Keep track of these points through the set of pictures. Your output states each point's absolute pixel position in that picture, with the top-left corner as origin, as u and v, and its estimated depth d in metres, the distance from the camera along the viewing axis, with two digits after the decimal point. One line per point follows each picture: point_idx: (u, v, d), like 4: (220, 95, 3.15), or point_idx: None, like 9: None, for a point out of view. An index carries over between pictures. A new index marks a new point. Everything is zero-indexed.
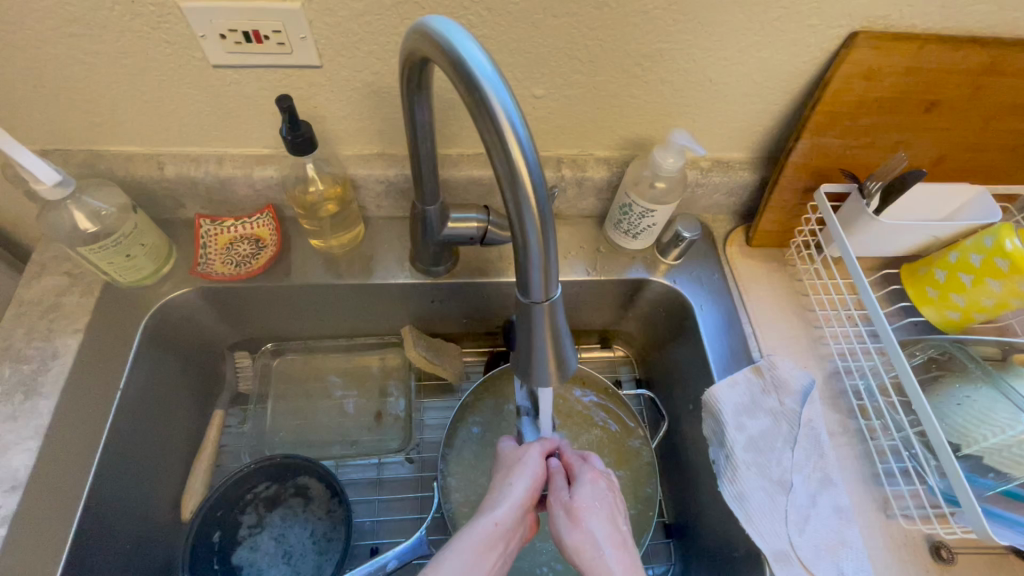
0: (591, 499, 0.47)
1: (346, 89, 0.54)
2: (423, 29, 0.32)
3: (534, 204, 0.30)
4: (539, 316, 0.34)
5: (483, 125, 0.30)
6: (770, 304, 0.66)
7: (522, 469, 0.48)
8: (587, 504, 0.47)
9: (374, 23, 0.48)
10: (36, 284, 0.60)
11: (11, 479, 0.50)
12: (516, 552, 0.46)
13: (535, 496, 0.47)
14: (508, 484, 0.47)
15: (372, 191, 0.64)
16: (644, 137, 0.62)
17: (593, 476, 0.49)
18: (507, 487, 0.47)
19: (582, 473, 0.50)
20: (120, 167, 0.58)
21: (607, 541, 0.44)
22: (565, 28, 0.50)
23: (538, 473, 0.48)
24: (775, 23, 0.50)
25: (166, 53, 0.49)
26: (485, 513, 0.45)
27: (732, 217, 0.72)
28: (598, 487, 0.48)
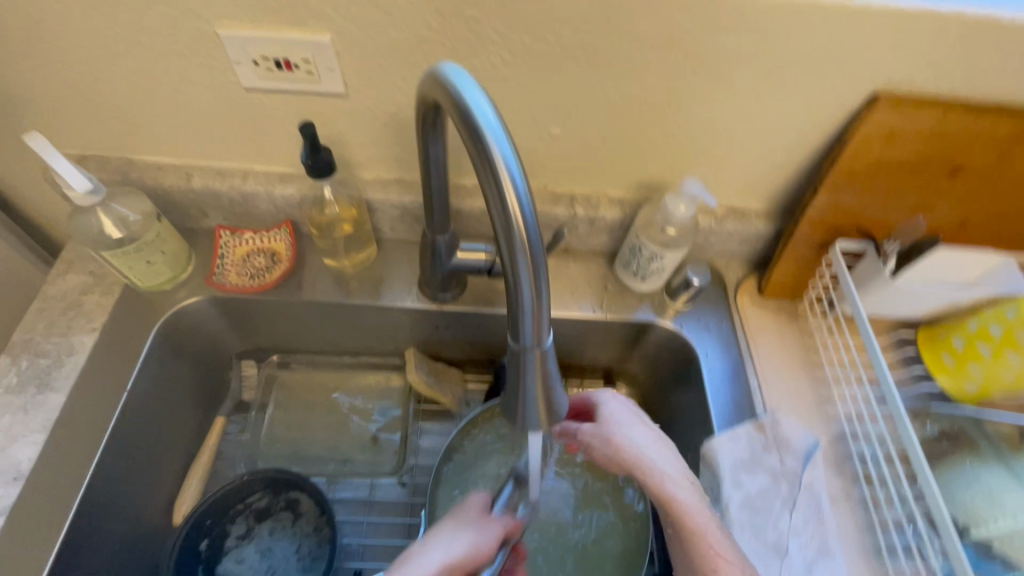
0: (617, 419, 0.51)
1: (369, 117, 0.55)
2: (437, 77, 0.34)
3: (528, 253, 0.31)
4: (529, 361, 0.34)
5: (483, 174, 0.31)
6: (779, 358, 0.65)
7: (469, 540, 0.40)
8: (615, 427, 0.50)
9: (399, 59, 0.50)
10: (61, 281, 0.62)
11: (14, 470, 0.51)
12: None
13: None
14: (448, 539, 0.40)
15: (387, 215, 0.65)
16: (658, 181, 0.62)
17: (609, 405, 0.51)
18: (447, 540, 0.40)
19: (596, 404, 0.52)
20: (151, 176, 0.61)
21: (649, 450, 0.49)
22: (584, 73, 0.50)
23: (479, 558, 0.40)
24: (795, 80, 0.51)
25: (202, 74, 0.52)
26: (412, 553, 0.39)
27: (745, 265, 0.71)
28: (619, 412, 0.51)
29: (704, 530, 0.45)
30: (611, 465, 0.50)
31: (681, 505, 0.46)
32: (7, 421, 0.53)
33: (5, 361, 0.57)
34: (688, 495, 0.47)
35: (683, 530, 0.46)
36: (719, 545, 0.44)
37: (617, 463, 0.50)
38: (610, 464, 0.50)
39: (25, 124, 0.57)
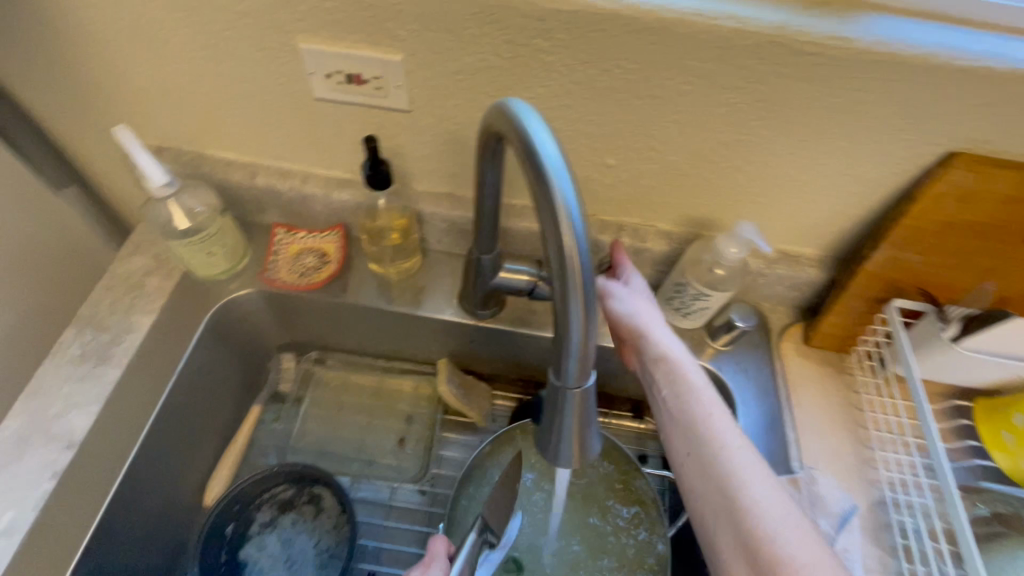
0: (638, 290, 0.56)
1: (429, 133, 0.57)
2: (503, 110, 0.34)
3: (581, 295, 0.31)
4: (569, 401, 0.34)
5: (543, 213, 0.31)
6: (820, 412, 0.62)
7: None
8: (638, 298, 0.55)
9: (465, 81, 0.51)
10: (128, 262, 0.66)
11: (68, 437, 0.54)
12: None
13: None
14: None
15: (435, 227, 0.66)
16: (710, 219, 0.61)
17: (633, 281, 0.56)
18: None
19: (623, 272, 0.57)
20: (219, 171, 0.64)
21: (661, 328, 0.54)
22: (647, 109, 0.50)
23: None
24: (865, 132, 0.49)
25: (278, 82, 0.54)
26: None
27: (792, 311, 0.69)
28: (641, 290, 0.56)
29: (703, 404, 0.50)
30: (624, 333, 0.55)
31: (686, 380, 0.51)
32: (67, 389, 0.57)
33: (71, 332, 0.60)
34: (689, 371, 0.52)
35: (682, 400, 0.50)
36: (716, 414, 0.49)
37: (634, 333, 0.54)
38: (626, 332, 0.55)
39: (113, 114, 0.61)
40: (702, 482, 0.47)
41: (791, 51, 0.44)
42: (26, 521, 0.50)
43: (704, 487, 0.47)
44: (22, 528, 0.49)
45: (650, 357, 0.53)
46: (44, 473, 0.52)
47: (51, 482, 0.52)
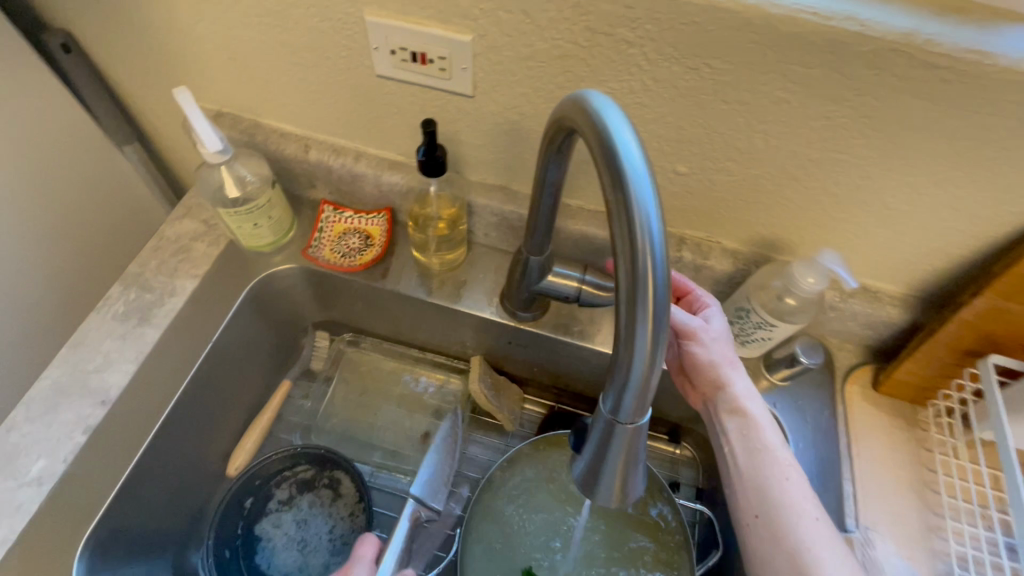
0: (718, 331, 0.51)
1: (489, 121, 0.54)
2: (580, 103, 0.30)
3: (651, 324, 0.27)
4: (619, 437, 0.30)
5: (618, 225, 0.27)
6: (884, 467, 0.56)
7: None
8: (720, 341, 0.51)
9: (535, 69, 0.47)
10: (178, 224, 0.66)
11: (104, 393, 0.55)
12: None
13: None
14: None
15: (484, 220, 0.63)
16: (784, 242, 0.55)
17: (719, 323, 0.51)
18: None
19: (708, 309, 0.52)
20: (273, 142, 0.63)
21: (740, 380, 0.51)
22: (732, 114, 0.45)
23: None
24: (986, 163, 0.43)
25: (341, 55, 0.52)
26: None
27: (861, 350, 0.63)
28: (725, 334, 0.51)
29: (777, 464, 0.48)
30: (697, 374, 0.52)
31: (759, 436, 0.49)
32: (107, 345, 0.57)
33: (118, 288, 0.61)
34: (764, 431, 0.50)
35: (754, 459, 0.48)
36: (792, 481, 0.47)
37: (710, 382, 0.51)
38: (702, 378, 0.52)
39: (177, 75, 0.61)
40: (771, 545, 0.45)
41: (914, 63, 0.38)
42: (56, 471, 0.51)
43: (772, 550, 0.45)
44: (53, 478, 0.50)
45: (722, 407, 0.51)
46: (77, 427, 0.53)
47: (83, 436, 0.53)
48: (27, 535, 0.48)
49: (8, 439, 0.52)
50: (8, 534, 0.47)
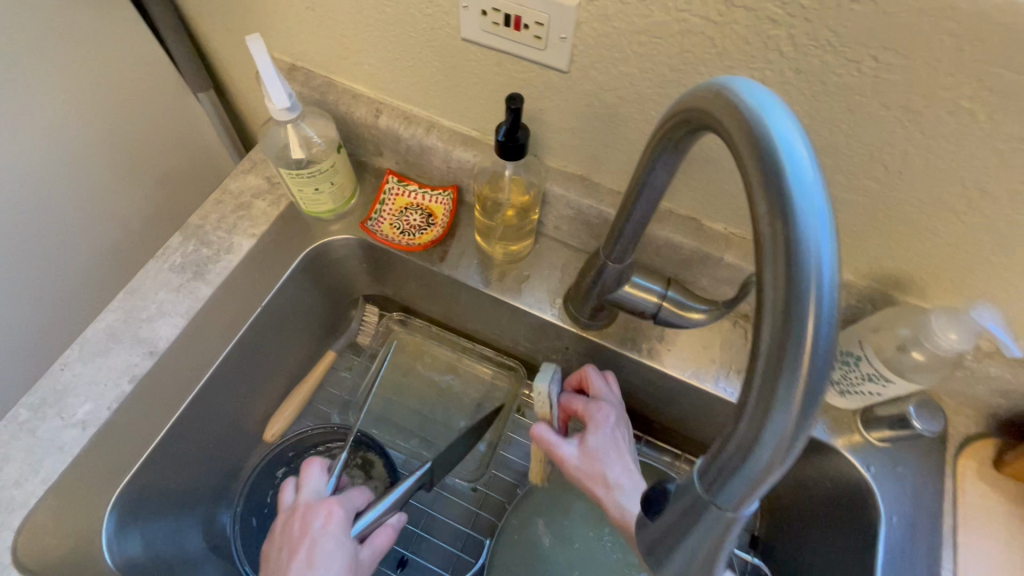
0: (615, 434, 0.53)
1: (581, 103, 0.47)
2: (731, 97, 0.23)
3: (797, 404, 0.20)
4: (714, 525, 0.24)
5: (771, 269, 0.21)
6: (996, 564, 0.47)
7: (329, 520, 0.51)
8: (615, 423, 0.54)
9: (648, 46, 0.40)
10: (242, 179, 0.64)
11: (152, 344, 0.54)
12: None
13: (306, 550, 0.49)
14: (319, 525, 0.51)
15: (557, 212, 0.57)
16: (917, 283, 0.46)
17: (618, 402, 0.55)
18: (319, 528, 0.50)
19: (604, 389, 0.56)
20: (344, 102, 0.59)
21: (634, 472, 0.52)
22: (890, 123, 0.36)
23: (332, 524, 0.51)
24: None
25: (425, 13, 0.47)
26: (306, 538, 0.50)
27: (984, 419, 0.53)
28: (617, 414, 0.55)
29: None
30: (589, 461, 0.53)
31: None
32: (161, 296, 0.57)
33: (177, 239, 0.60)
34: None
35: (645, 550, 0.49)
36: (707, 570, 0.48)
37: (609, 473, 0.51)
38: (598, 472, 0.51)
39: (254, 22, 0.57)
40: None
41: None
42: (99, 418, 0.50)
43: None
44: (96, 424, 0.50)
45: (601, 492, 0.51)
46: (124, 375, 0.52)
47: (129, 385, 0.52)
48: (65, 478, 0.48)
49: (60, 377, 0.52)
50: (51, 472, 0.48)
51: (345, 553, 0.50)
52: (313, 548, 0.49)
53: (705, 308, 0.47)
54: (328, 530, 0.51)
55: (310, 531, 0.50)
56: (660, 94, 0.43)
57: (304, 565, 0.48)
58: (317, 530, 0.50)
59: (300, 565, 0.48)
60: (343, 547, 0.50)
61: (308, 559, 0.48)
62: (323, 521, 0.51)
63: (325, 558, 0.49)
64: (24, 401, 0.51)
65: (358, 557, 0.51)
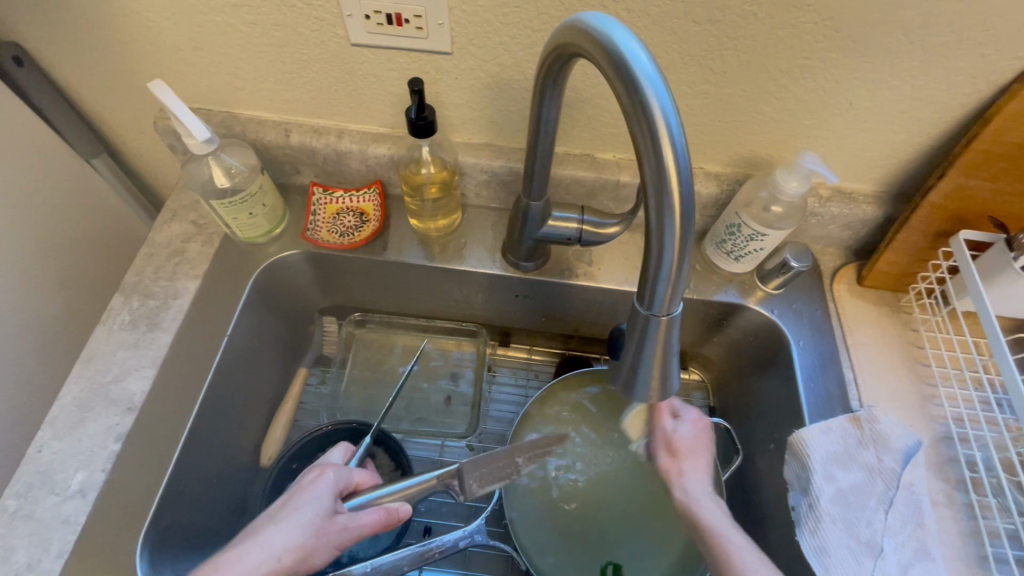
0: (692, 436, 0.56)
1: (470, 78, 0.55)
2: (579, 25, 0.32)
3: (678, 218, 0.30)
4: (654, 330, 0.34)
5: (638, 131, 0.30)
6: (878, 351, 0.61)
7: (313, 481, 0.51)
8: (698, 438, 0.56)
9: (511, 15, 0.48)
10: (167, 229, 0.65)
11: (129, 400, 0.55)
12: (258, 530, 0.46)
13: (283, 503, 0.49)
14: (305, 481, 0.51)
15: (475, 180, 0.65)
16: (764, 157, 0.58)
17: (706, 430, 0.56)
18: (302, 485, 0.50)
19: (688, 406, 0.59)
20: (252, 131, 0.62)
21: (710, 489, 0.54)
22: (704, 35, 0.48)
23: (313, 485, 0.50)
24: (941, 48, 0.46)
25: (313, 28, 0.52)
26: (287, 495, 0.50)
27: (843, 251, 0.67)
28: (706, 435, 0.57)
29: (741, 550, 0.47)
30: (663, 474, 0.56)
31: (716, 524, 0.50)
32: (121, 355, 0.57)
33: (118, 299, 0.60)
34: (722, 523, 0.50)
35: (707, 538, 0.49)
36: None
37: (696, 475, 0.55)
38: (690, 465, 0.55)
39: (140, 77, 0.60)
40: None
41: None
42: (97, 482, 0.51)
43: None
44: (95, 489, 0.50)
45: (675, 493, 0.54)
46: (109, 436, 0.53)
47: (117, 444, 0.53)
48: (81, 544, 0.48)
49: (41, 458, 0.52)
50: (65, 545, 0.48)
51: (317, 507, 0.48)
52: (294, 496, 0.49)
53: (615, 221, 0.55)
54: (313, 485, 0.50)
55: (300, 484, 0.51)
56: (531, 54, 0.51)
57: (279, 508, 0.48)
58: (308, 481, 0.51)
59: (272, 512, 0.48)
60: (321, 500, 0.49)
61: (285, 503, 0.49)
62: (314, 477, 0.52)
63: (299, 504, 0.48)
64: (10, 492, 0.50)
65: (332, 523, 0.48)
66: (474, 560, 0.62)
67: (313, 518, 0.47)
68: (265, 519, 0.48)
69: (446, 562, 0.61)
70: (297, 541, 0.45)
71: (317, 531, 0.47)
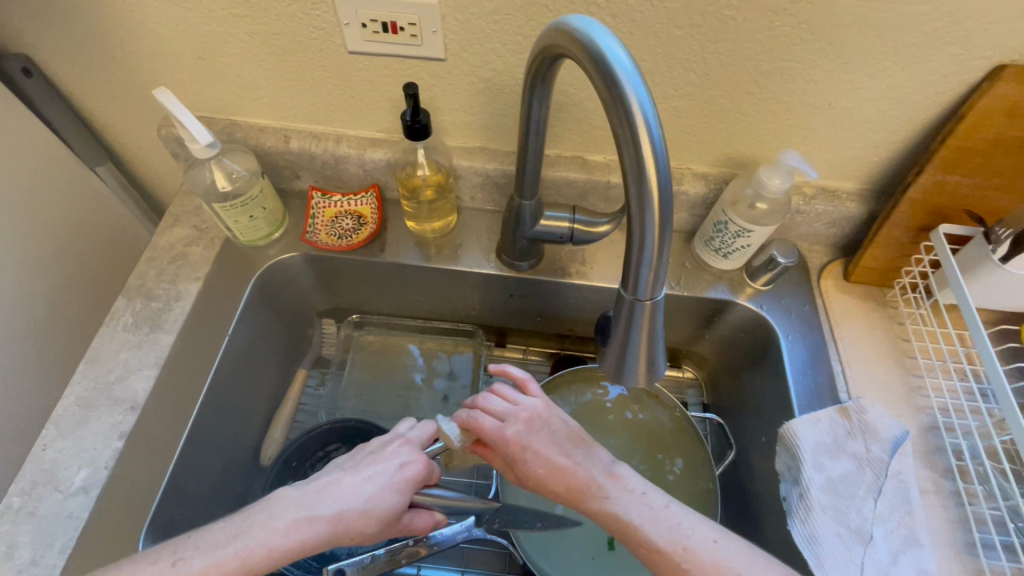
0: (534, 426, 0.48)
1: (463, 83, 0.57)
2: (562, 27, 0.34)
3: (657, 204, 0.31)
4: (639, 313, 0.35)
5: (618, 122, 0.31)
6: (865, 344, 0.62)
7: (405, 467, 0.47)
8: (535, 431, 0.48)
9: (502, 22, 0.50)
10: (169, 233, 0.67)
11: (131, 400, 0.56)
12: (342, 491, 0.43)
13: (372, 478, 0.45)
14: (402, 462, 0.47)
15: (470, 182, 0.67)
16: (749, 157, 0.60)
17: (538, 405, 0.50)
18: (396, 464, 0.46)
19: (517, 396, 0.51)
20: (253, 137, 0.64)
21: (594, 463, 0.46)
22: (687, 39, 0.50)
23: (406, 476, 0.46)
24: (913, 49, 0.48)
25: (312, 37, 0.54)
26: (380, 468, 0.46)
27: (829, 248, 0.69)
28: (539, 419, 0.49)
29: (674, 534, 0.41)
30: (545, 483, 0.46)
31: (630, 503, 0.43)
32: (125, 355, 0.58)
33: (122, 302, 0.62)
34: (638, 502, 0.43)
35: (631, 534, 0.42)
36: (719, 545, 0.40)
37: (564, 482, 0.45)
38: (554, 482, 0.45)
39: (144, 86, 0.62)
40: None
41: None
42: (100, 478, 0.52)
43: None
44: (98, 485, 0.51)
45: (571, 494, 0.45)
46: (112, 434, 0.54)
47: (120, 442, 0.54)
48: (83, 540, 0.49)
49: (45, 456, 0.53)
50: (68, 541, 0.49)
51: (397, 503, 0.45)
52: (389, 477, 0.45)
53: (605, 220, 0.55)
54: (409, 479, 0.46)
55: (394, 460, 0.47)
56: (520, 59, 0.54)
57: (370, 479, 0.44)
58: (404, 461, 0.47)
59: (366, 483, 0.44)
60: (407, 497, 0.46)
61: (377, 477, 0.45)
62: (410, 461, 0.47)
63: (385, 488, 0.44)
64: (15, 489, 0.51)
65: (398, 520, 0.47)
66: (470, 556, 0.62)
67: (388, 513, 0.44)
68: (354, 481, 0.44)
69: (444, 558, 0.62)
70: (374, 530, 0.43)
71: (383, 525, 0.44)
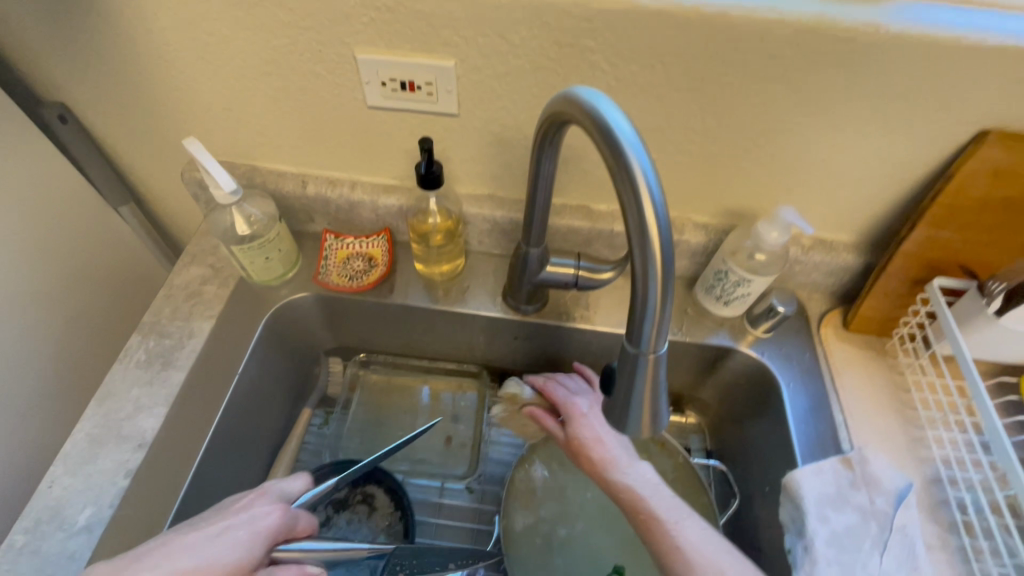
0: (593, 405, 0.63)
1: (474, 137, 0.60)
2: (571, 97, 0.37)
3: (659, 263, 0.33)
4: (643, 366, 0.36)
5: (622, 186, 0.33)
6: (866, 394, 0.63)
7: (258, 518, 0.46)
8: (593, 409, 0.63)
9: (513, 83, 0.54)
10: (185, 272, 0.69)
11: (139, 437, 0.57)
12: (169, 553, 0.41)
13: (214, 533, 0.43)
14: (254, 513, 0.47)
15: (477, 228, 0.69)
16: (746, 209, 0.63)
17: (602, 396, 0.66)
18: (248, 517, 0.46)
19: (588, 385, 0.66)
20: (272, 182, 0.67)
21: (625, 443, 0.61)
22: (686, 101, 0.53)
23: (259, 526, 0.46)
24: (900, 114, 0.51)
25: (334, 93, 0.58)
26: (228, 522, 0.45)
27: (828, 297, 0.70)
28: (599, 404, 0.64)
29: (670, 511, 0.52)
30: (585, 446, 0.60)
31: (641, 479, 0.56)
32: (135, 393, 0.59)
33: (136, 339, 0.63)
34: (649, 483, 0.55)
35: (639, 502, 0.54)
36: (707, 531, 0.50)
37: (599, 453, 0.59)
38: (592, 450, 0.59)
39: (172, 133, 0.65)
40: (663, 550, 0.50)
41: (826, 39, 0.47)
42: (104, 517, 0.52)
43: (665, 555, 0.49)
44: (102, 524, 0.51)
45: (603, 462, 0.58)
46: (118, 472, 0.54)
47: (126, 480, 0.54)
48: None
49: (50, 494, 0.53)
50: None
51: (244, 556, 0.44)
52: (236, 530, 0.45)
53: (610, 267, 0.57)
54: (262, 528, 0.46)
55: (245, 512, 0.46)
56: (529, 116, 0.57)
57: (208, 536, 0.43)
58: (256, 511, 0.47)
59: (205, 540, 0.43)
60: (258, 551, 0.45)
61: (219, 532, 0.44)
62: (265, 511, 0.47)
63: (228, 543, 0.43)
64: (19, 527, 0.51)
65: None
66: None
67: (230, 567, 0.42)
68: (190, 540, 0.42)
69: None
70: None
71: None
